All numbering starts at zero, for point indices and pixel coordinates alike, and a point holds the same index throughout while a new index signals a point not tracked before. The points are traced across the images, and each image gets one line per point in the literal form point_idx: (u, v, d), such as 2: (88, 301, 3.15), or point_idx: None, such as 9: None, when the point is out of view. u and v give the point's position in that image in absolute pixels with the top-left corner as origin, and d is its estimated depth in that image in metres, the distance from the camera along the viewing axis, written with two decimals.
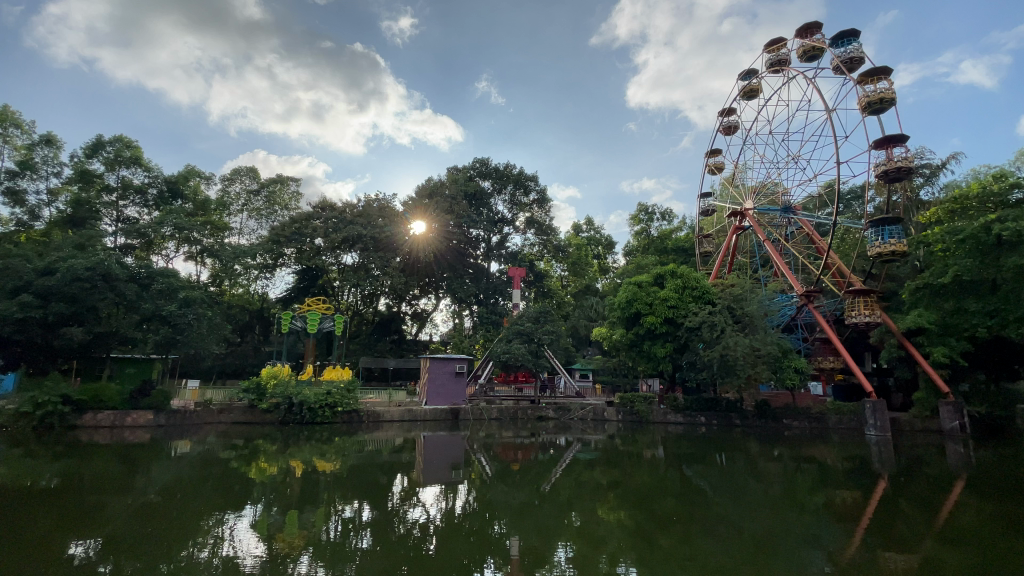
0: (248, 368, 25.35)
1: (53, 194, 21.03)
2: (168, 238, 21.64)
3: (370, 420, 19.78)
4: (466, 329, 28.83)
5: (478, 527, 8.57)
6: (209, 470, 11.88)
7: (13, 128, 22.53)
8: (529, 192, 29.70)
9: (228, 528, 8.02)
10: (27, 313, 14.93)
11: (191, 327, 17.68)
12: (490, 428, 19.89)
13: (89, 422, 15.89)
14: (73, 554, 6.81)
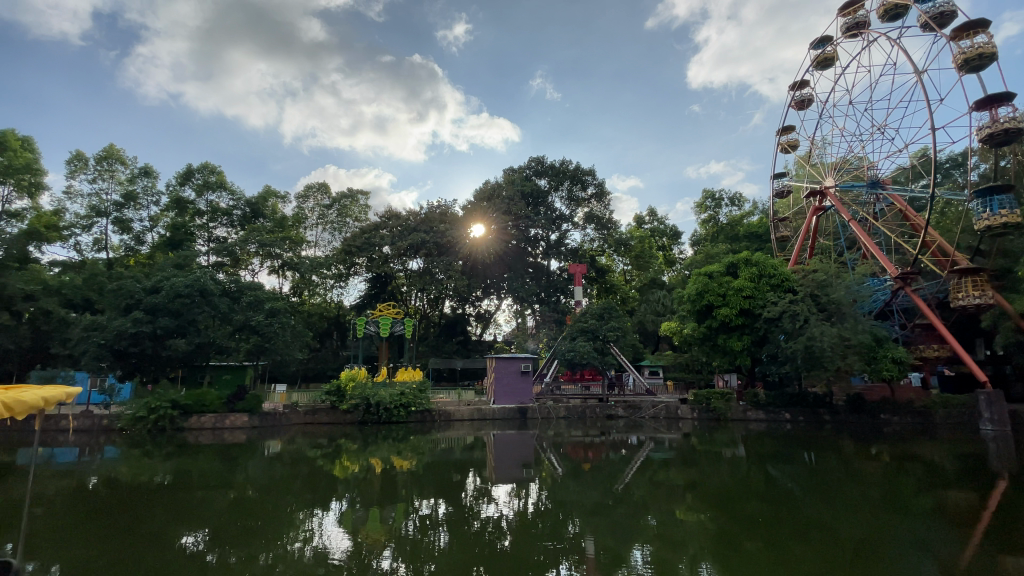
0: (329, 371, 26.02)
1: (154, 221, 22.69)
2: (253, 255, 22.68)
3: (442, 419, 19.55)
4: (529, 328, 28.09)
5: (555, 524, 7.85)
6: (298, 468, 11.93)
7: (118, 163, 24.80)
8: (586, 187, 28.47)
9: (318, 522, 7.82)
10: (139, 328, 15.85)
11: (276, 335, 18.53)
12: (559, 426, 19.02)
13: (195, 424, 16.76)
14: (183, 544, 6.83)
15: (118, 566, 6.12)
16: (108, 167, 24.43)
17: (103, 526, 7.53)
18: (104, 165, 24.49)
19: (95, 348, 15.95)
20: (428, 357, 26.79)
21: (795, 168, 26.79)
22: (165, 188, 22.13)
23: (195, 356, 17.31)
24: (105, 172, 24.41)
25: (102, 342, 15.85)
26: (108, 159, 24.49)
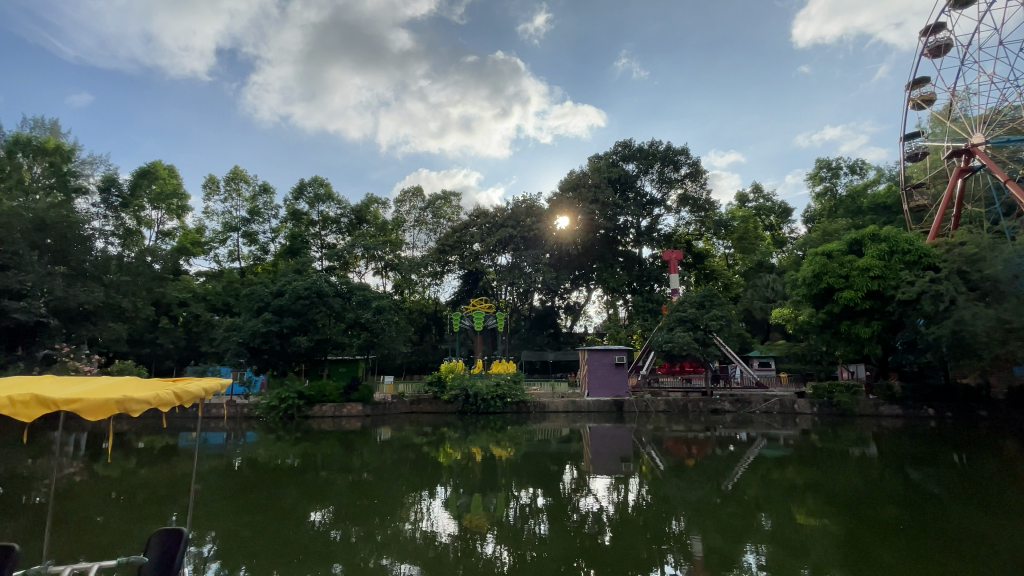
0: (429, 365, 26.49)
1: (275, 232, 24.88)
2: (360, 258, 24.10)
3: (537, 411, 19.10)
4: (622, 319, 26.80)
5: (659, 520, 6.97)
6: (407, 453, 12.00)
7: (242, 182, 27.68)
8: (679, 167, 26.33)
9: (426, 505, 7.78)
10: (269, 327, 17.41)
11: (384, 330, 19.17)
12: (658, 421, 17.65)
13: (318, 413, 17.67)
14: (314, 520, 7.06)
15: (266, 538, 6.35)
16: (235, 186, 27.36)
17: (244, 502, 7.90)
18: (232, 185, 27.54)
19: (236, 346, 17.83)
20: (520, 350, 26.65)
21: (931, 126, 22.51)
22: (283, 202, 24.18)
23: (317, 351, 18.69)
24: (233, 191, 27.44)
25: (242, 340, 17.67)
26: (234, 180, 27.43)
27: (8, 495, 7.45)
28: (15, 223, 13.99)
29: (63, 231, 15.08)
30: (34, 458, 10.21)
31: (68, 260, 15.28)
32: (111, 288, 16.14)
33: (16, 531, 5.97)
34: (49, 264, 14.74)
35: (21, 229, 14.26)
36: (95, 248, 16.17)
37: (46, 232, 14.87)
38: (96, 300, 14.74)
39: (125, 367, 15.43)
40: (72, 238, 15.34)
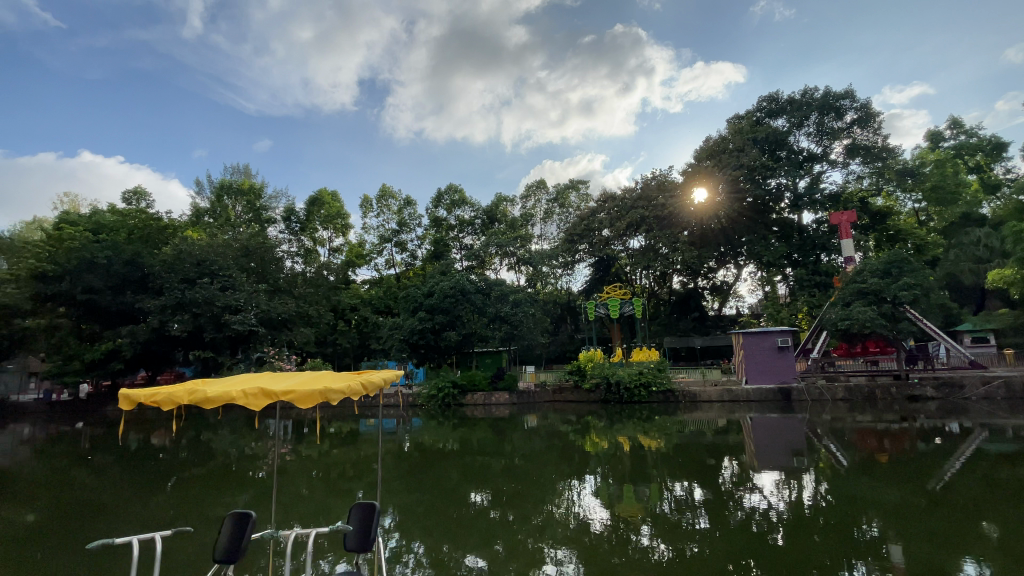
0: (568, 355, 26.23)
1: (420, 239, 26.94)
2: (495, 256, 24.81)
3: (687, 400, 17.65)
4: (782, 297, 23.49)
5: (839, 519, 5.80)
6: (555, 441, 11.87)
7: (390, 198, 30.60)
8: (843, 113, 22.04)
9: (576, 492, 7.51)
10: (422, 325, 18.91)
11: (523, 323, 19.45)
12: (837, 410, 14.93)
13: (470, 401, 18.66)
14: (473, 500, 7.26)
15: (432, 515, 6.63)
16: (384, 202, 30.38)
17: (415, 479, 8.40)
18: (382, 202, 30.63)
19: (398, 342, 19.68)
20: (662, 337, 25.02)
21: None
22: (424, 211, 25.99)
23: (465, 344, 19.76)
24: (383, 206, 30.48)
25: (403, 337, 19.41)
26: (384, 197, 30.48)
27: (241, 469, 8.89)
28: (228, 252, 17.52)
29: (262, 255, 18.43)
30: (257, 439, 12.39)
31: (267, 279, 18.63)
32: (301, 299, 19.04)
33: (247, 498, 7.01)
34: (255, 283, 18.08)
35: (233, 256, 17.81)
36: (285, 268, 19.44)
37: (250, 258, 18.35)
38: (290, 309, 17.58)
39: (315, 363, 18.14)
40: (268, 260, 18.65)
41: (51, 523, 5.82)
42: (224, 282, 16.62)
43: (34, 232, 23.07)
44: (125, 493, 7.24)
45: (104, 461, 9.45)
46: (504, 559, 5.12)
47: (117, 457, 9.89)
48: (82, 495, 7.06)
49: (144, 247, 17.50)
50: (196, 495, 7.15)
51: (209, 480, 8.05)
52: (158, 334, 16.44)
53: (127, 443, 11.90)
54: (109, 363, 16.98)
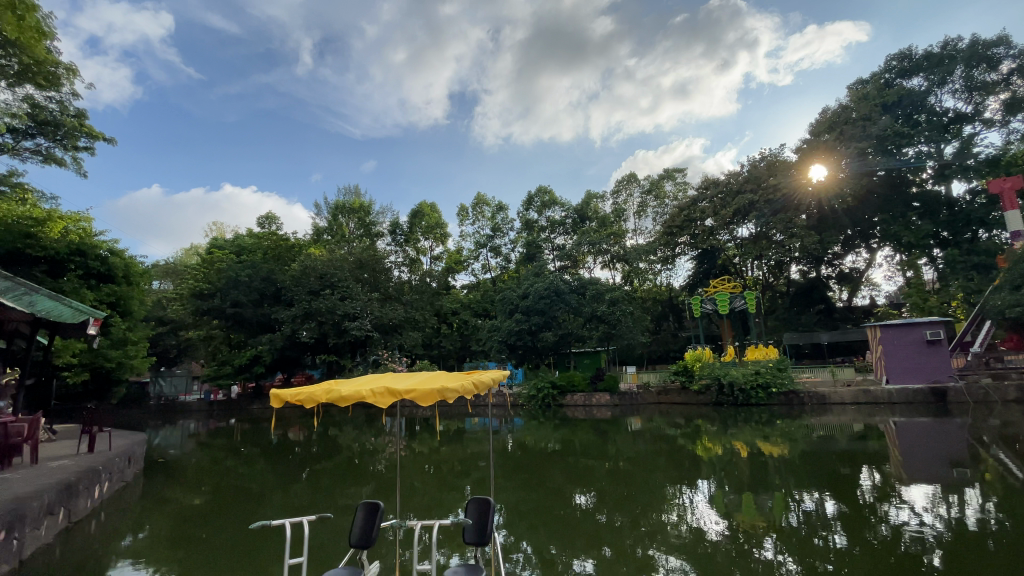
0: (673, 354, 24.76)
1: (513, 243, 27.23)
2: (589, 255, 24.06)
3: (815, 402, 15.75)
4: (930, 283, 20.09)
5: (1023, 542, 4.74)
6: (661, 444, 11.24)
7: (483, 204, 31.41)
8: (1002, 61, 18.27)
9: (687, 499, 7.01)
10: (520, 327, 19.10)
11: (621, 322, 18.74)
12: (1013, 414, 12.33)
13: (570, 402, 18.40)
14: (578, 502, 7.12)
15: (537, 514, 6.61)
16: (478, 209, 31.26)
17: (520, 478, 8.41)
18: (476, 209, 31.54)
19: (497, 344, 20.09)
20: (781, 333, 22.59)
21: None
22: (516, 215, 26.20)
23: (562, 344, 19.58)
24: (477, 213, 31.32)
25: (501, 338, 19.76)
26: (478, 204, 31.37)
27: (363, 463, 9.64)
28: (345, 265, 19.29)
29: (372, 266, 19.99)
30: (375, 436, 13.40)
31: (379, 288, 20.14)
32: (408, 305, 20.28)
33: (369, 489, 7.59)
34: (369, 292, 19.68)
35: (348, 269, 19.56)
36: (393, 277, 20.83)
37: (363, 269, 20.00)
38: (399, 315, 18.87)
39: (423, 365, 19.21)
40: (377, 271, 20.15)
41: (214, 507, 6.70)
42: (343, 292, 18.44)
43: (192, 257, 27.18)
44: (268, 482, 8.16)
45: (253, 453, 10.82)
46: (613, 564, 4.90)
47: (262, 450, 11.25)
48: (236, 483, 8.09)
49: (276, 265, 19.87)
50: (328, 484, 7.91)
51: (337, 472, 8.86)
52: (291, 341, 18.52)
53: (269, 437, 13.52)
54: (254, 367, 19.46)
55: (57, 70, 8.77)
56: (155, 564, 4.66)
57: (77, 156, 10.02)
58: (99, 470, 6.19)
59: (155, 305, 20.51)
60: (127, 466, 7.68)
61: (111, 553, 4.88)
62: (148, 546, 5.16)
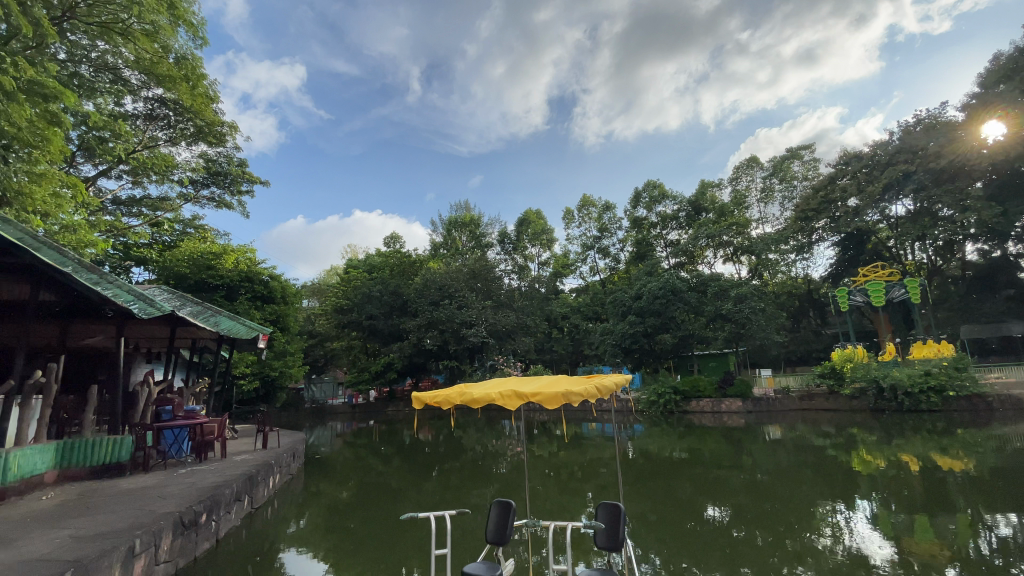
0: (816, 355, 21.84)
1: (623, 242, 26.30)
2: (707, 249, 22.29)
3: (1011, 409, 12.97)
4: None
5: None
6: (806, 456, 9.93)
7: (590, 205, 30.88)
8: None
9: (842, 518, 6.09)
10: (635, 329, 18.28)
11: (751, 320, 17.05)
12: None
13: (696, 408, 16.93)
14: (710, 515, 6.58)
15: (665, 526, 6.23)
16: (585, 211, 30.81)
17: (645, 487, 8.02)
18: (583, 211, 31.09)
19: (612, 347, 19.40)
20: (958, 326, 18.75)
21: None
22: (624, 214, 25.28)
23: (683, 346, 18.38)
24: (585, 215, 30.87)
25: (615, 342, 19.07)
26: (584, 205, 30.91)
27: (486, 465, 9.97)
28: (459, 276, 20.33)
29: (484, 275, 20.75)
30: (496, 439, 13.78)
31: (491, 295, 20.81)
32: (520, 311, 20.66)
33: (493, 489, 7.83)
34: (483, 300, 20.44)
35: (463, 279, 20.53)
36: (504, 284, 21.37)
37: (476, 278, 20.84)
38: (512, 321, 19.34)
39: (537, 370, 19.39)
40: (489, 279, 20.83)
41: (361, 500, 7.42)
42: (459, 301, 19.70)
43: (333, 276, 30.83)
44: (404, 479, 8.84)
45: (389, 452, 11.77)
46: None
47: (397, 450, 12.23)
48: (376, 479, 8.88)
49: (400, 280, 21.59)
50: (455, 484, 8.30)
51: (463, 472, 9.29)
52: (417, 349, 19.90)
53: (403, 438, 14.66)
54: (386, 373, 21.34)
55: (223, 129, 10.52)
56: (316, 549, 5.28)
57: (241, 198, 12.00)
58: (271, 464, 7.21)
59: (306, 320, 23.52)
60: (292, 460, 8.86)
61: (281, 537, 5.62)
62: (308, 533, 5.84)
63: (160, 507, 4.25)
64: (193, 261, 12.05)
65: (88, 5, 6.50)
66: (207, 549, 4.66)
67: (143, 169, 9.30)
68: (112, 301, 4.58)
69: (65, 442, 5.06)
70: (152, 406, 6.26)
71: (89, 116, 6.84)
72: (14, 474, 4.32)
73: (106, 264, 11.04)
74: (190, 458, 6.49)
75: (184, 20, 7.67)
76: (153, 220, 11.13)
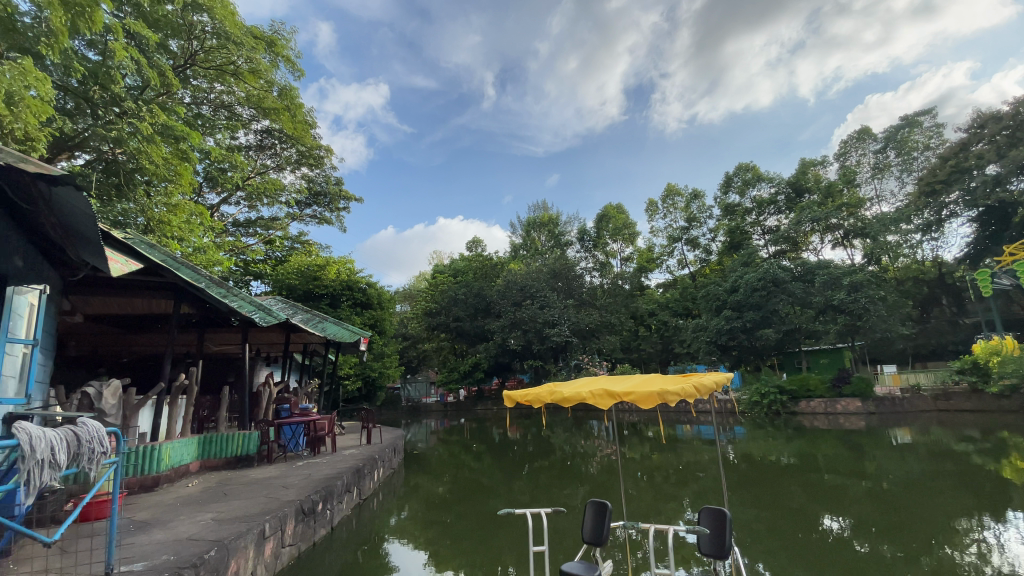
0: (954, 348, 18.99)
1: (714, 232, 24.77)
2: (812, 234, 20.26)
3: None
4: None
5: None
6: (945, 463, 8.61)
7: (676, 195, 29.42)
8: None
9: (998, 536, 5.18)
10: (732, 324, 17.08)
11: (869, 311, 15.24)
12: None
13: (806, 409, 15.37)
14: (827, 526, 5.94)
15: (773, 535, 5.74)
16: (671, 201, 29.41)
17: (749, 494, 7.45)
18: (669, 201, 29.67)
19: (706, 345, 18.23)
20: None
21: None
22: (714, 201, 23.79)
23: (788, 342, 16.97)
24: (670, 206, 29.49)
25: (710, 338, 17.95)
26: (670, 195, 29.51)
27: (576, 465, 9.84)
28: (540, 276, 20.43)
29: (566, 274, 20.64)
30: (585, 439, 13.59)
31: (574, 294, 20.64)
32: (604, 309, 20.28)
33: (584, 490, 7.68)
34: (565, 299, 20.33)
35: (544, 279, 20.61)
36: (586, 282, 21.09)
37: (557, 278, 20.80)
38: (595, 320, 19.06)
39: (625, 369, 18.86)
40: (571, 278, 20.68)
41: (455, 496, 7.65)
42: (542, 301, 19.69)
43: (422, 282, 32.50)
44: (495, 477, 9.01)
45: (481, 450, 12.06)
46: None
47: (488, 448, 12.52)
48: (469, 475, 9.16)
49: (484, 282, 22.14)
50: (546, 483, 8.26)
51: (553, 471, 9.27)
52: (502, 349, 20.23)
53: (493, 436, 14.99)
54: (474, 373, 22.00)
55: (321, 152, 11.52)
56: (415, 542, 5.53)
57: (340, 213, 13.00)
58: (374, 458, 7.70)
59: (399, 324, 24.96)
60: (393, 456, 9.41)
61: (385, 528, 5.97)
62: (408, 526, 6.14)
63: (283, 496, 4.71)
64: (301, 274, 13.28)
65: (205, 51, 7.51)
66: (323, 535, 5.07)
67: (257, 194, 10.42)
68: (238, 312, 5.19)
69: (205, 436, 5.83)
70: (272, 404, 6.97)
71: (210, 150, 7.82)
72: (166, 463, 5.02)
73: (232, 280, 12.54)
74: (306, 452, 7.14)
75: (282, 55, 8.51)
76: (267, 238, 12.45)
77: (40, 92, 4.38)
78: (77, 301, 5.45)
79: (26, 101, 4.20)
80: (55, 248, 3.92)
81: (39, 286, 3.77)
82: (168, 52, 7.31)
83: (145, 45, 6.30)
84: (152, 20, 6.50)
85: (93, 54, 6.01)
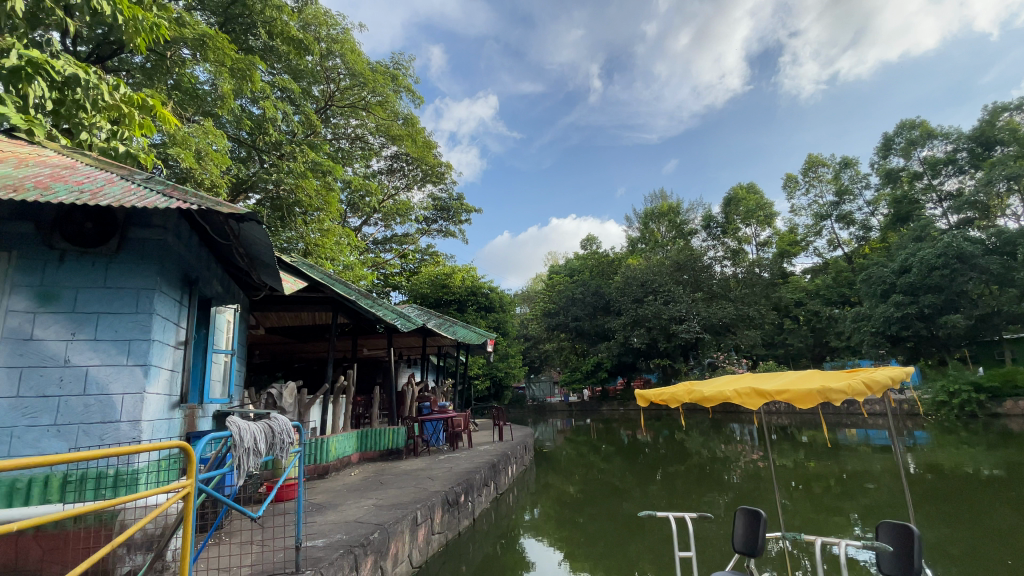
0: None
1: (874, 204, 21.39)
2: (1012, 195, 16.44)
3: None
4: None
5: None
6: None
7: (821, 166, 25.95)
8: None
9: None
10: (904, 311, 14.42)
11: None
12: None
13: (1015, 411, 12.51)
14: None
15: (974, 561, 4.76)
16: (814, 174, 26.03)
17: (939, 510, 6.27)
18: (811, 174, 26.31)
19: (872, 336, 15.68)
20: None
21: None
22: (870, 169, 20.55)
23: (984, 329, 14.10)
24: (813, 179, 26.12)
25: (875, 329, 15.40)
26: (812, 167, 26.12)
27: (716, 471, 9.19)
28: (663, 270, 19.58)
29: (692, 266, 19.50)
30: (724, 443, 12.63)
31: (702, 287, 19.36)
32: (739, 301, 18.71)
33: (728, 498, 7.10)
34: (692, 293, 19.18)
35: (667, 272, 19.69)
36: (716, 273, 19.66)
37: (682, 271, 19.74)
38: (729, 314, 17.74)
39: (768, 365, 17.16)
40: (698, 270, 19.44)
41: (588, 496, 7.62)
42: (666, 296, 18.77)
43: (541, 282, 33.10)
44: (627, 479, 8.81)
45: (612, 451, 11.85)
46: None
47: (618, 449, 12.28)
48: (600, 476, 9.08)
49: (602, 280, 21.85)
50: (685, 489, 7.82)
51: (691, 476, 8.78)
52: (626, 348, 19.63)
53: (623, 437, 14.69)
54: (598, 373, 21.76)
55: (443, 168, 12.30)
56: (550, 539, 5.62)
57: (464, 223, 13.75)
58: (508, 455, 8.01)
59: (522, 325, 25.70)
60: (524, 453, 9.69)
61: (520, 525, 6.16)
62: (542, 523, 6.27)
63: (430, 487, 5.12)
64: (432, 282, 14.32)
65: (340, 91, 8.53)
66: (466, 526, 5.41)
67: (392, 214, 11.51)
68: (383, 319, 5.81)
69: (361, 430, 6.59)
70: (415, 402, 7.63)
71: (351, 180, 8.84)
72: (333, 454, 5.77)
73: (376, 292, 14.02)
74: (445, 447, 7.69)
75: (404, 85, 9.30)
76: (402, 253, 13.68)
77: (218, 146, 5.53)
78: (259, 317, 6.53)
79: (211, 155, 5.33)
80: (242, 274, 4.75)
81: (231, 306, 4.59)
82: (313, 98, 8.45)
83: (293, 96, 7.33)
84: (298, 72, 7.52)
85: (255, 109, 7.07)
